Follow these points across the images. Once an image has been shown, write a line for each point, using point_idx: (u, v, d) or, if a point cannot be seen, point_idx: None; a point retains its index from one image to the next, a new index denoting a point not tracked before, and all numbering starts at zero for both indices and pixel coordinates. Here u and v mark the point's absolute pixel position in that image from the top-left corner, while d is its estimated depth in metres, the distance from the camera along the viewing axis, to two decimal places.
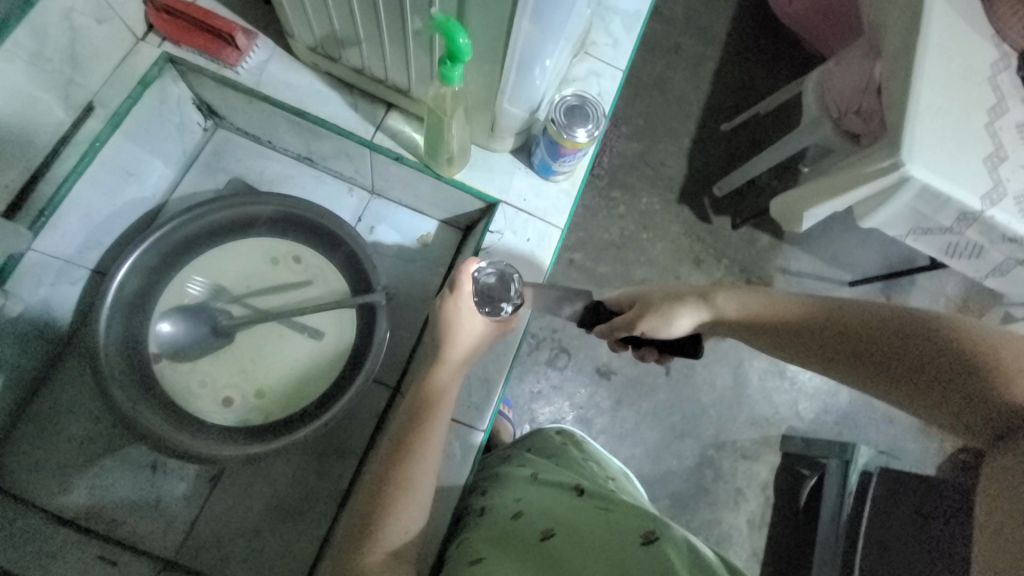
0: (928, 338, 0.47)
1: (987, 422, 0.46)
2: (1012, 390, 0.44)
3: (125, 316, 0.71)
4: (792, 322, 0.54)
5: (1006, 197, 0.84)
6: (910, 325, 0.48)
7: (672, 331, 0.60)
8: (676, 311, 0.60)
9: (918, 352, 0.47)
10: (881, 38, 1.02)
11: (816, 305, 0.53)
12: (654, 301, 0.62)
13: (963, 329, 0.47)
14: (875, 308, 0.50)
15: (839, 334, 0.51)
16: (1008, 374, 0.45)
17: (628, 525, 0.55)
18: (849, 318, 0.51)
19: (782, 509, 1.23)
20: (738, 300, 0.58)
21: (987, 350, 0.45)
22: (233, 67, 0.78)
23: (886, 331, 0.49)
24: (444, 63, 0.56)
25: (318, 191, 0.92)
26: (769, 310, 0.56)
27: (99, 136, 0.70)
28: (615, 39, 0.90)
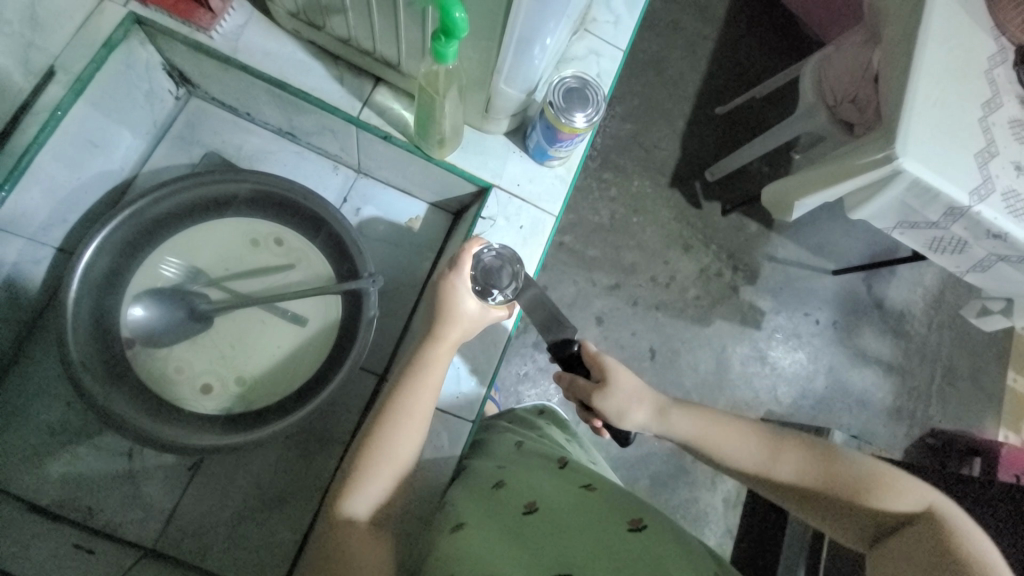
0: (814, 467, 0.54)
1: (866, 529, 0.51)
2: (890, 501, 0.50)
3: (96, 296, 0.67)
4: (728, 450, 0.57)
5: (995, 193, 0.84)
6: (803, 447, 0.55)
7: (625, 424, 0.62)
8: (634, 409, 0.62)
9: (807, 471, 0.54)
10: (883, 25, 1.00)
11: (738, 432, 0.58)
12: (619, 391, 0.61)
13: (843, 452, 0.54)
14: (775, 433, 0.58)
15: (753, 463, 0.56)
16: (880, 491, 0.50)
17: (619, 510, 0.57)
18: (758, 442, 0.57)
19: (757, 488, 1.27)
20: (690, 418, 0.60)
21: (866, 465, 0.52)
22: (206, 32, 0.72)
23: (783, 448, 0.56)
24: (438, 39, 0.52)
25: (302, 168, 0.88)
26: (709, 434, 0.59)
27: (61, 105, 0.63)
28: (616, 16, 0.86)
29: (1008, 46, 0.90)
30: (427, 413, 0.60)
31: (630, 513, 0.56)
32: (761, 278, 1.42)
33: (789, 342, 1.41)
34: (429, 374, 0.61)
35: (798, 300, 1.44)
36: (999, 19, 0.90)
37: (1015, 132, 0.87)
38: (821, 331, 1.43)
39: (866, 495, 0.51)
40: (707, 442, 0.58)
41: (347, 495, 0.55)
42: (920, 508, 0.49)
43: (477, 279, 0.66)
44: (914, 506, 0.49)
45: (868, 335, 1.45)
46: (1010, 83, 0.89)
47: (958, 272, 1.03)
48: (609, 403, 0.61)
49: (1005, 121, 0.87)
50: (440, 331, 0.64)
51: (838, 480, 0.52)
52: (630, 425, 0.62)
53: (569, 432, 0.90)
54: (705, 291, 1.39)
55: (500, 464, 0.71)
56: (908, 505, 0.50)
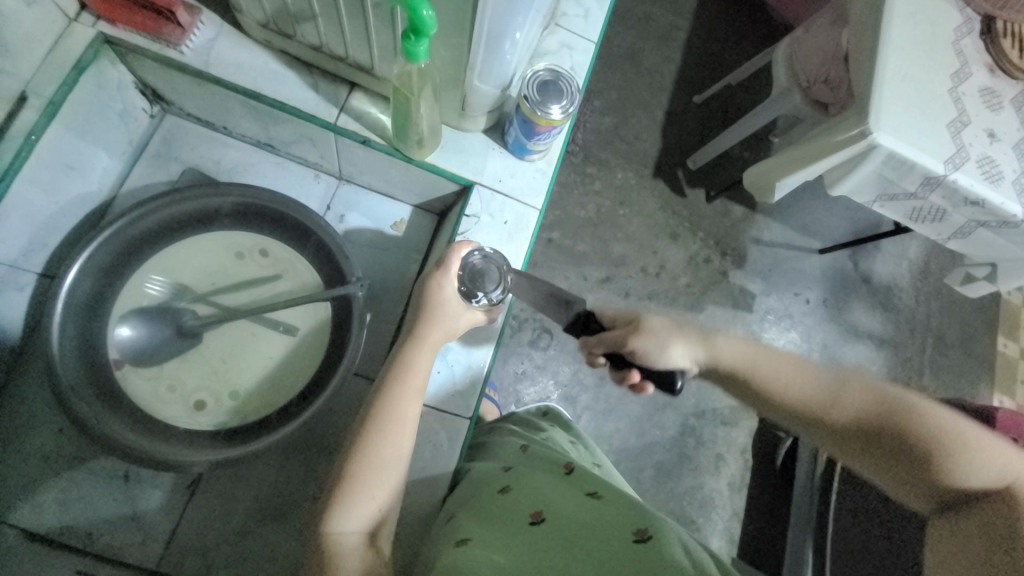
0: (880, 418, 0.50)
1: (934, 493, 0.50)
2: (970, 471, 0.47)
3: (81, 320, 0.66)
4: (784, 383, 0.54)
5: (969, 160, 0.85)
6: (878, 407, 0.51)
7: (665, 360, 0.58)
8: (672, 344, 0.58)
9: (867, 422, 0.51)
10: (849, 4, 1.02)
11: (800, 369, 0.54)
12: (654, 326, 0.60)
13: (922, 418, 0.49)
14: (842, 374, 0.54)
15: (813, 403, 0.53)
16: (960, 461, 0.47)
17: (626, 520, 0.56)
18: (823, 381, 0.53)
19: (760, 470, 1.27)
20: (737, 348, 0.57)
21: (944, 432, 0.49)
22: (177, 47, 0.72)
23: (853, 406, 0.52)
24: (408, 38, 0.52)
25: (284, 178, 0.88)
26: (763, 364, 0.55)
27: (34, 129, 0.64)
28: (587, 9, 0.87)
29: (972, 17, 0.92)
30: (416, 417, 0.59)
31: (636, 523, 0.55)
32: (749, 261, 1.44)
33: (782, 322, 1.42)
34: (415, 375, 0.61)
35: (788, 281, 1.45)
36: None
37: (985, 100, 0.89)
38: (812, 310, 1.45)
39: (945, 464, 0.48)
40: (757, 371, 0.55)
41: (336, 511, 0.53)
42: (1000, 484, 0.47)
43: (464, 280, 0.67)
44: (994, 479, 0.47)
45: (858, 311, 1.47)
46: (976, 53, 0.91)
47: (940, 241, 1.04)
48: (643, 339, 0.59)
49: (973, 90, 0.89)
50: (423, 330, 0.64)
51: (913, 441, 0.49)
52: (672, 361, 0.58)
53: (573, 432, 0.90)
54: (695, 277, 1.41)
55: (505, 468, 0.71)
56: (988, 478, 0.47)
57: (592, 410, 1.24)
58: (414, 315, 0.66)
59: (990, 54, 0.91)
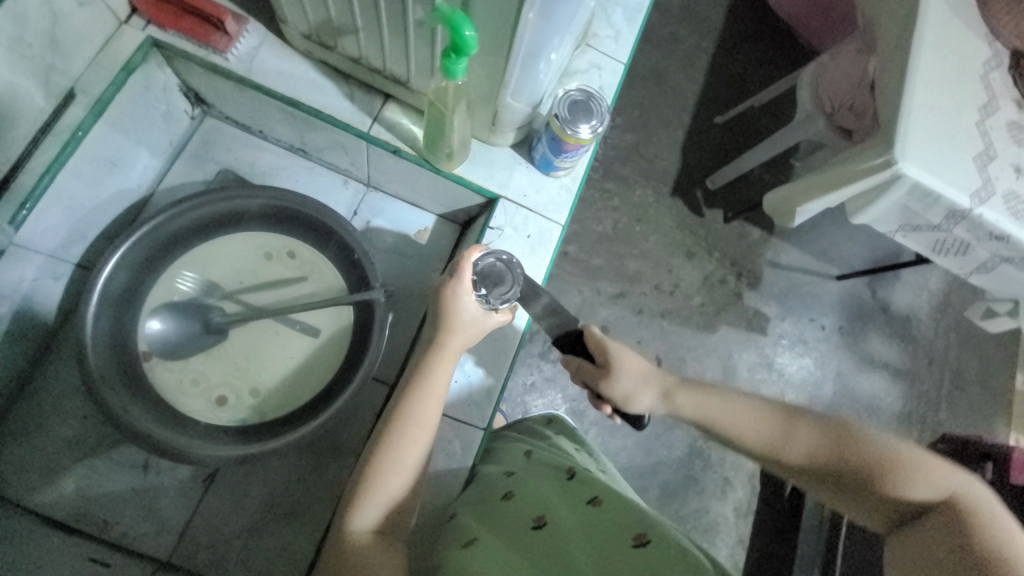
0: (826, 446, 0.52)
1: (886, 511, 0.49)
2: (909, 485, 0.47)
3: (115, 312, 0.68)
4: (738, 424, 0.56)
5: (995, 195, 0.85)
6: (824, 434, 0.53)
7: (633, 408, 0.63)
8: (639, 394, 0.62)
9: (817, 449, 0.52)
10: (878, 34, 1.02)
11: (751, 411, 0.56)
12: (623, 368, 0.63)
13: (863, 439, 0.51)
14: (790, 411, 0.56)
15: (765, 440, 0.55)
16: (900, 475, 0.48)
17: (621, 523, 0.56)
18: (772, 419, 0.55)
19: (768, 499, 1.25)
20: (697, 397, 0.60)
21: (886, 449, 0.49)
22: (223, 54, 0.75)
23: (801, 438, 0.53)
24: (448, 56, 0.54)
25: (313, 183, 0.90)
26: (715, 410, 0.58)
27: (82, 125, 0.67)
28: (617, 30, 0.89)
29: (1002, 51, 0.92)
30: (433, 420, 0.60)
31: (634, 527, 0.55)
32: (765, 284, 1.43)
33: (796, 348, 1.41)
34: (433, 382, 0.61)
35: (803, 306, 1.44)
36: (992, 25, 0.91)
37: (1013, 135, 0.88)
38: (828, 336, 1.43)
39: (884, 479, 0.48)
40: (717, 418, 0.57)
41: (355, 510, 0.54)
42: (942, 496, 0.46)
43: (476, 279, 0.66)
44: (933, 492, 0.47)
45: (875, 340, 1.45)
46: (1006, 87, 0.90)
47: (962, 275, 1.03)
48: (616, 382, 0.62)
49: (1002, 125, 0.88)
50: (444, 335, 0.64)
51: (855, 466, 0.50)
52: (639, 409, 0.63)
53: (577, 440, 0.89)
54: (709, 298, 1.40)
55: (509, 473, 0.71)
56: (930, 489, 0.47)
57: (599, 425, 1.23)
58: (432, 320, 0.66)
59: (1019, 89, 0.90)
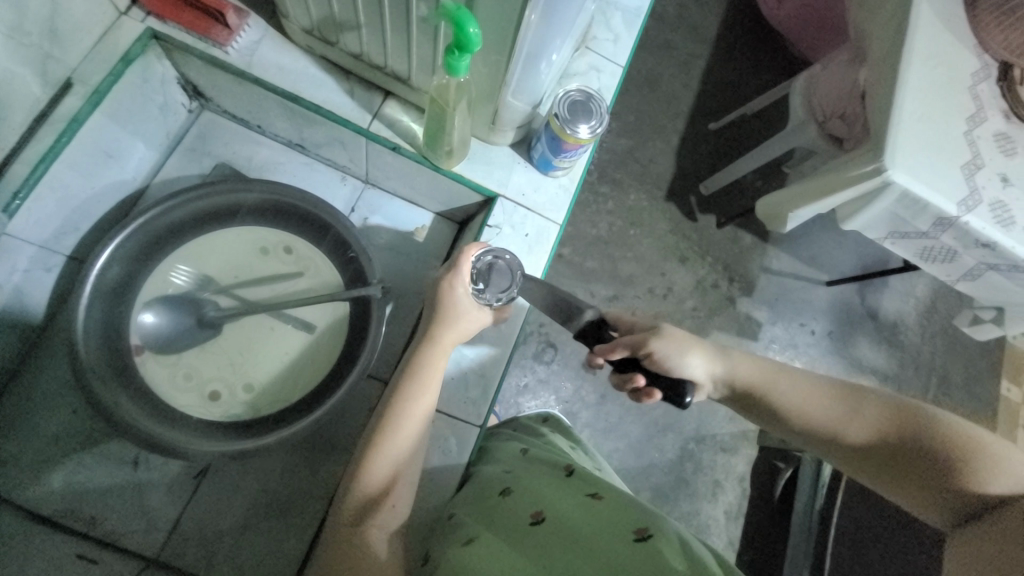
0: (900, 427, 0.53)
1: (957, 504, 0.50)
2: (989, 476, 0.49)
3: (107, 304, 0.68)
4: (800, 395, 0.57)
5: (981, 203, 0.87)
6: (899, 416, 0.53)
7: (681, 369, 0.60)
8: (692, 353, 0.61)
9: (886, 431, 0.53)
10: (869, 44, 1.04)
11: (811, 385, 0.58)
12: (671, 336, 0.62)
13: (941, 426, 0.51)
14: (858, 391, 0.56)
15: (829, 416, 0.55)
16: (980, 467, 0.49)
17: (624, 517, 0.57)
18: (835, 395, 0.56)
19: (757, 501, 1.26)
20: (753, 365, 0.61)
21: (963, 438, 0.50)
22: (223, 47, 0.75)
23: (872, 418, 0.54)
24: (452, 53, 0.55)
25: (311, 179, 0.90)
26: (775, 380, 0.59)
27: (79, 115, 0.66)
28: (616, 34, 0.90)
29: (989, 63, 0.94)
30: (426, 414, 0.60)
31: (635, 521, 0.56)
32: (756, 289, 1.45)
33: (786, 352, 1.43)
34: (427, 376, 0.61)
35: (794, 311, 1.46)
36: (981, 37, 0.93)
37: (999, 145, 0.90)
38: (817, 341, 1.45)
39: (962, 470, 0.49)
40: (775, 386, 0.58)
41: (350, 505, 0.54)
42: (1022, 490, 0.48)
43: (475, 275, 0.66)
44: (1011, 485, 0.48)
45: (863, 345, 1.47)
46: (992, 98, 0.92)
47: (949, 281, 1.05)
48: (661, 344, 0.60)
49: (989, 134, 0.90)
50: (437, 330, 0.64)
51: (933, 450, 0.51)
52: (690, 369, 0.60)
53: (573, 439, 0.89)
54: (702, 301, 1.41)
55: (506, 471, 0.71)
56: (1008, 483, 0.48)
57: (592, 427, 1.24)
58: (427, 315, 0.66)
59: (1005, 100, 0.92)
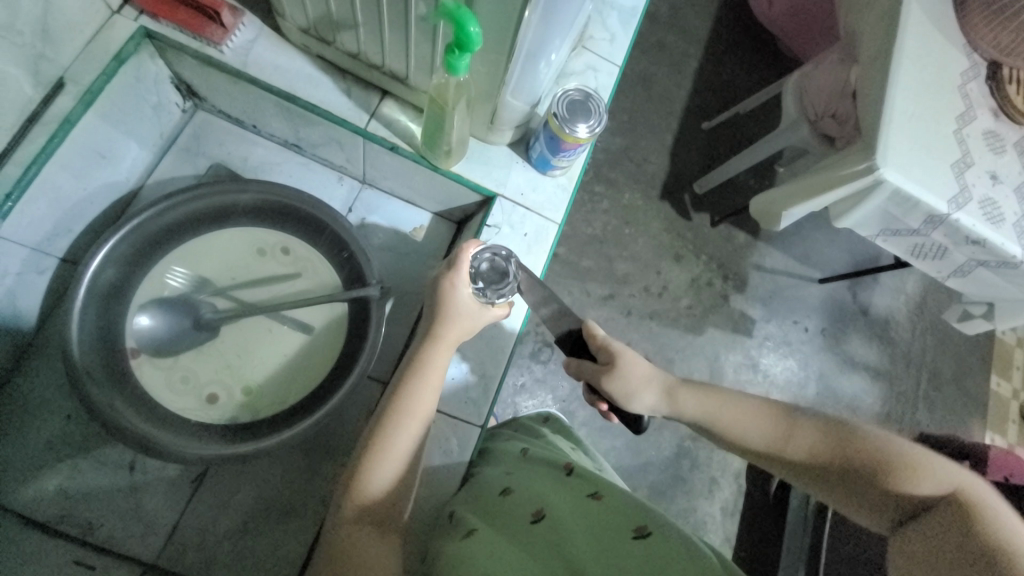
0: (828, 447, 0.53)
1: (891, 511, 0.50)
2: (913, 482, 0.48)
3: (102, 307, 0.67)
4: (739, 425, 0.57)
5: (972, 201, 0.88)
6: (822, 436, 0.54)
7: (632, 407, 0.60)
8: (638, 393, 0.60)
9: (821, 452, 0.53)
10: (860, 44, 1.05)
11: (753, 413, 0.57)
12: (625, 369, 0.60)
13: (862, 440, 0.52)
14: (791, 412, 0.57)
15: (767, 441, 0.56)
16: (904, 471, 0.49)
17: (626, 517, 0.57)
18: (775, 421, 0.56)
19: (753, 497, 1.27)
20: (697, 395, 0.60)
21: (885, 446, 0.51)
22: (217, 46, 0.74)
23: (798, 440, 0.55)
24: (452, 52, 0.54)
25: (307, 179, 0.89)
26: (716, 410, 0.59)
27: (72, 115, 0.65)
28: (612, 34, 0.90)
29: (979, 62, 0.95)
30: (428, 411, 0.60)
31: (636, 520, 0.56)
32: (751, 287, 1.46)
33: (780, 349, 1.44)
34: (431, 373, 0.61)
35: (787, 308, 1.47)
36: (971, 36, 0.95)
37: (989, 143, 0.92)
38: (810, 338, 1.47)
39: (882, 477, 0.50)
40: (720, 421, 0.58)
41: (352, 499, 0.54)
42: (947, 491, 0.47)
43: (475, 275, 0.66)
44: (938, 488, 0.48)
45: (855, 342, 1.49)
46: (982, 97, 0.94)
47: (940, 278, 1.06)
48: (614, 386, 0.60)
49: (979, 133, 0.92)
50: (439, 328, 0.64)
51: (857, 465, 0.51)
52: (639, 408, 0.60)
53: (573, 440, 0.89)
54: (697, 300, 1.42)
55: (507, 471, 0.71)
56: (934, 486, 0.48)
57: (589, 425, 1.24)
58: (430, 312, 0.66)
59: (995, 99, 0.94)
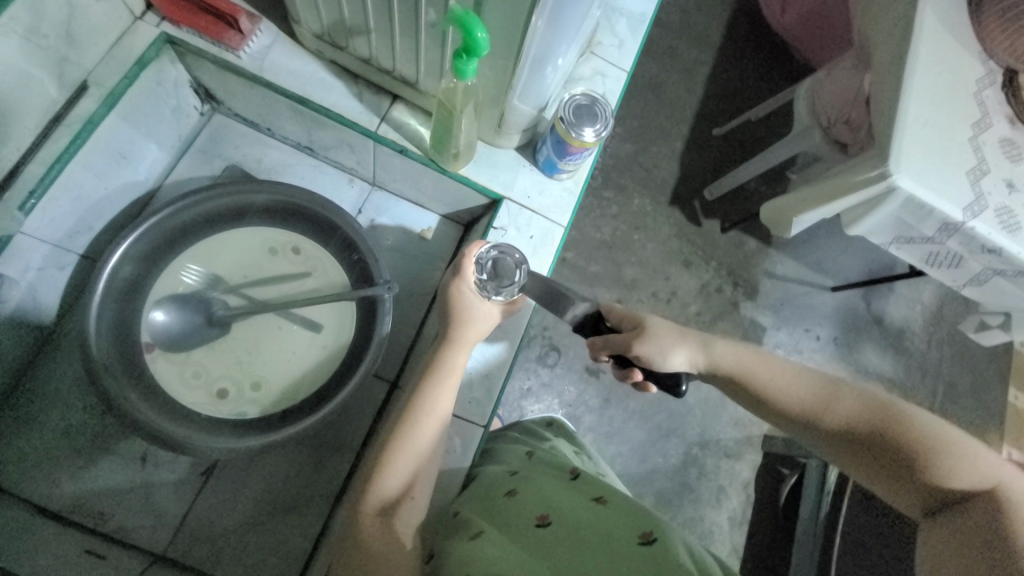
0: (877, 425, 0.52)
1: (926, 498, 0.51)
2: (954, 473, 0.49)
3: (119, 302, 0.69)
4: (785, 388, 0.56)
5: (987, 209, 0.87)
6: (873, 414, 0.53)
7: (666, 365, 0.60)
8: (675, 349, 0.60)
9: (870, 428, 0.52)
10: (873, 50, 1.05)
11: (796, 378, 0.56)
12: (658, 330, 0.61)
13: (912, 424, 0.51)
14: (841, 385, 0.55)
15: (813, 411, 0.55)
16: (946, 465, 0.49)
17: (629, 522, 0.58)
18: (821, 390, 0.55)
19: (762, 508, 1.25)
20: (738, 354, 0.60)
21: (931, 435, 0.50)
22: (235, 51, 0.76)
23: (845, 415, 0.54)
24: (460, 57, 0.56)
25: (319, 181, 0.91)
26: (762, 372, 0.58)
27: (94, 117, 0.68)
28: (620, 40, 0.91)
29: (995, 69, 0.94)
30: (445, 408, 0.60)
31: (642, 526, 0.57)
32: (761, 294, 1.45)
33: (790, 357, 1.42)
34: (447, 375, 0.62)
35: (799, 316, 1.46)
36: (986, 43, 0.93)
37: (1005, 151, 0.90)
38: (822, 347, 1.45)
39: (927, 465, 0.50)
40: (766, 381, 0.57)
41: (371, 499, 0.54)
42: (986, 486, 0.48)
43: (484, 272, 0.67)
44: (977, 481, 0.49)
45: (868, 351, 1.47)
46: (998, 104, 0.92)
47: (956, 287, 1.04)
48: (646, 347, 0.60)
49: (994, 140, 0.90)
50: (454, 328, 0.65)
51: (903, 449, 0.51)
52: (673, 366, 0.60)
53: (576, 444, 0.89)
54: (706, 306, 1.41)
55: (512, 473, 0.72)
56: (973, 479, 0.49)
57: (595, 431, 1.24)
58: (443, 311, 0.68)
59: (1011, 106, 0.93)
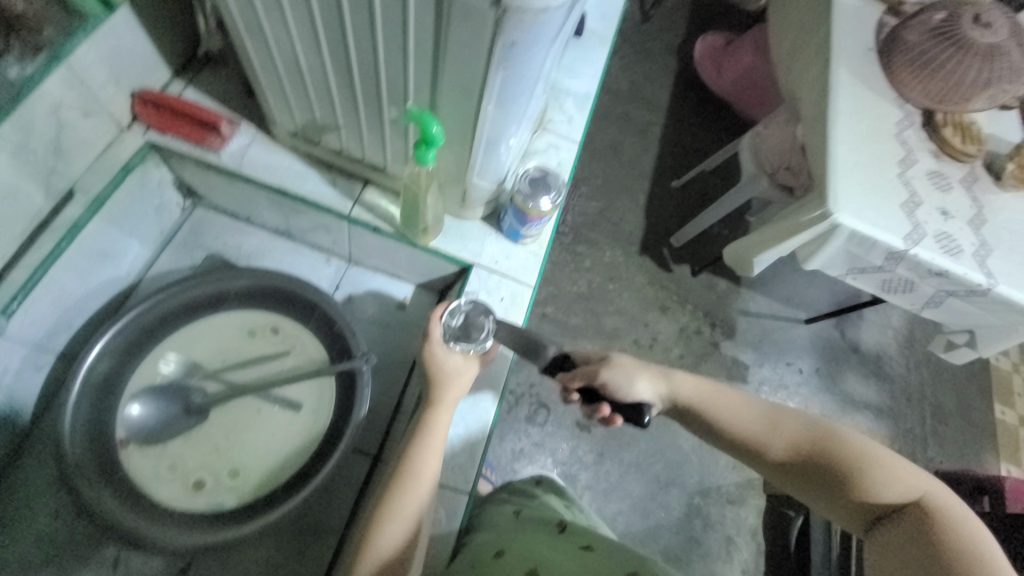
0: (815, 447, 0.56)
1: (863, 512, 0.55)
2: (883, 488, 0.53)
3: (93, 400, 0.70)
4: (734, 418, 0.60)
5: (926, 237, 0.94)
6: (810, 437, 0.57)
7: (633, 394, 0.63)
8: (639, 380, 0.64)
9: (807, 450, 0.57)
10: (798, 107, 1.18)
11: (742, 404, 0.61)
12: (621, 364, 0.65)
13: (845, 443, 0.56)
14: (781, 410, 0.60)
15: (757, 436, 0.59)
16: (877, 478, 0.54)
17: (616, 569, 0.57)
18: (765, 414, 0.60)
19: (772, 554, 1.22)
20: (694, 384, 0.64)
21: (863, 454, 0.55)
22: (216, 152, 0.83)
23: (785, 439, 0.58)
24: (419, 147, 0.62)
25: (296, 261, 0.95)
26: (712, 404, 0.62)
27: (79, 221, 0.72)
28: (569, 115, 1.02)
29: (912, 111, 1.02)
30: (434, 473, 0.62)
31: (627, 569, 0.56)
32: (738, 333, 1.50)
33: (777, 394, 1.45)
34: (431, 440, 0.64)
35: (778, 352, 1.50)
36: (900, 88, 1.02)
37: (934, 183, 0.98)
38: (806, 380, 1.48)
39: (861, 482, 0.54)
40: (715, 411, 0.61)
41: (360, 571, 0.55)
42: (915, 497, 0.53)
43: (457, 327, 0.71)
44: (906, 494, 0.53)
45: (851, 381, 1.50)
46: (920, 142, 1.01)
47: (915, 310, 1.10)
48: (613, 374, 0.64)
49: (921, 174, 0.98)
50: (438, 393, 0.67)
51: (841, 468, 0.55)
52: (638, 395, 0.63)
53: (567, 498, 0.88)
54: (687, 349, 1.45)
55: (499, 535, 0.70)
56: (903, 492, 0.53)
57: (593, 488, 1.21)
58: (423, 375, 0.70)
59: (934, 142, 1.00)
